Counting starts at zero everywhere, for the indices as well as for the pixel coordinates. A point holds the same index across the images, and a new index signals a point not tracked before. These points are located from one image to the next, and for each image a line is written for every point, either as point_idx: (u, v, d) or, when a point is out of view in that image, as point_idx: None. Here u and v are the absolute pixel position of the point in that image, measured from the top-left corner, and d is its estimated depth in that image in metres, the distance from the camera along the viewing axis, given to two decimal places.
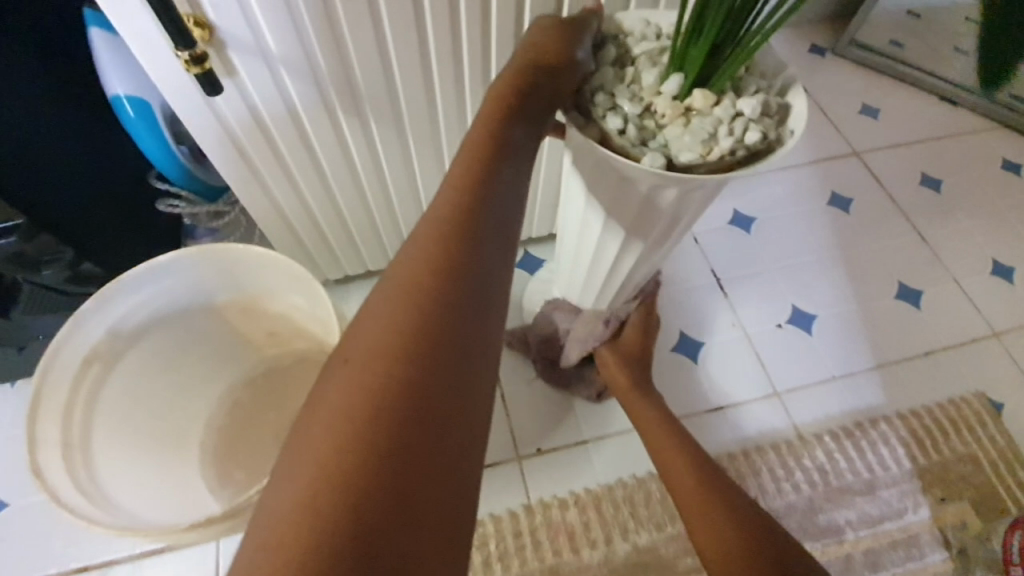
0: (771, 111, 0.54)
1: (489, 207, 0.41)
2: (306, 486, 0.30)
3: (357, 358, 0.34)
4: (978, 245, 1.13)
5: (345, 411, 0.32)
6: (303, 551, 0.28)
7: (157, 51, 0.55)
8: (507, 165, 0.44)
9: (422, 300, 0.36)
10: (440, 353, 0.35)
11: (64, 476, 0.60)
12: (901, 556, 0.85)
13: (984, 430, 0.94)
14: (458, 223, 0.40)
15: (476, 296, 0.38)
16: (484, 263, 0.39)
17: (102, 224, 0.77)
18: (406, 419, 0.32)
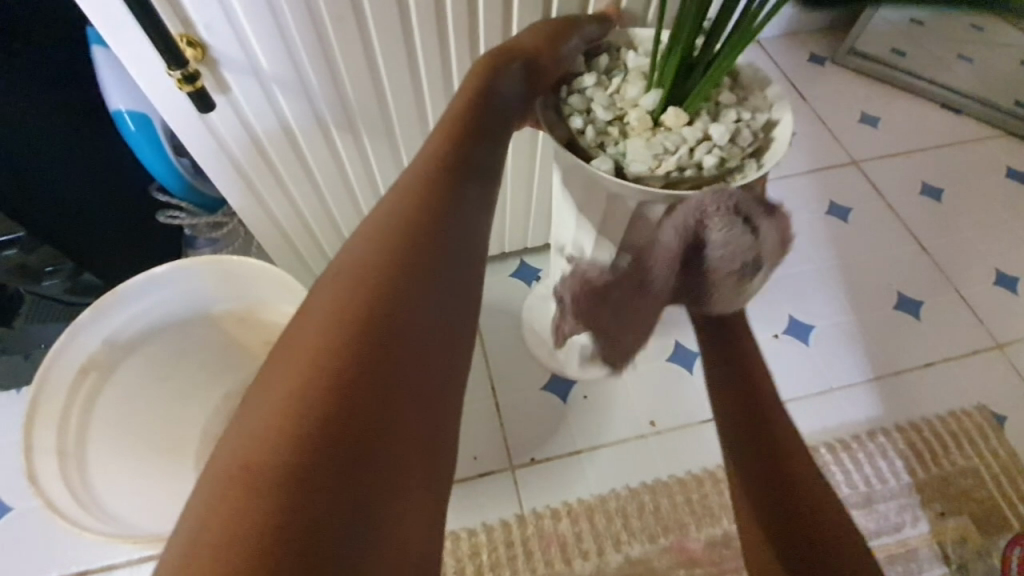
0: (743, 142, 0.54)
1: (454, 200, 0.41)
2: (274, 409, 0.29)
3: (333, 295, 0.35)
4: (981, 255, 1.11)
5: (290, 393, 0.30)
6: (270, 465, 0.27)
7: (151, 69, 0.56)
8: (474, 160, 0.44)
9: (398, 243, 0.37)
10: (397, 340, 0.33)
11: (58, 484, 0.62)
12: (899, 571, 0.84)
13: (986, 443, 0.93)
14: (422, 213, 0.39)
15: (453, 245, 0.39)
16: (462, 219, 0.40)
17: (103, 237, 0.79)
18: (357, 404, 0.30)
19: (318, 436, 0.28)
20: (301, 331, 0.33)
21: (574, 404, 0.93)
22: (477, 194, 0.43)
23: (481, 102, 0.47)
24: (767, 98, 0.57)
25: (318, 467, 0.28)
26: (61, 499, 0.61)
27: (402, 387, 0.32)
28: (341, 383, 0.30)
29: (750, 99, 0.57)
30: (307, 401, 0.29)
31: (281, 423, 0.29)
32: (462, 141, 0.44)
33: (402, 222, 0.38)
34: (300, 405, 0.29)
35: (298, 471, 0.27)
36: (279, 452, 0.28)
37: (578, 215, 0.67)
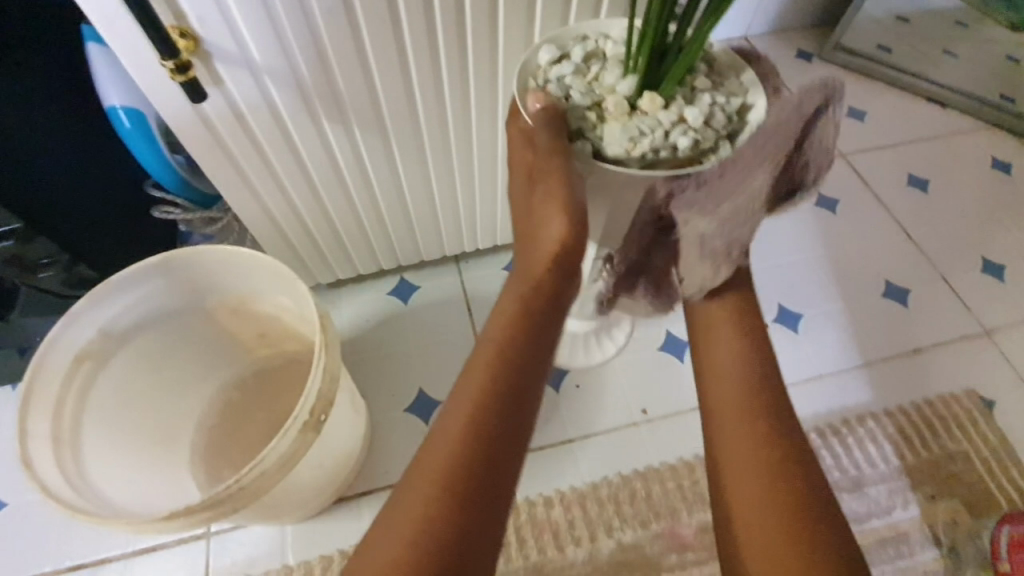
0: (718, 127, 0.55)
1: (527, 371, 0.56)
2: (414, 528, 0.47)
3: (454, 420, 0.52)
4: (967, 244, 1.13)
5: (410, 548, 0.46)
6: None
7: (143, 60, 0.58)
8: (543, 322, 0.59)
9: (496, 384, 0.54)
10: (476, 518, 0.48)
11: (53, 468, 0.62)
12: (890, 555, 0.85)
13: (975, 428, 0.94)
14: (500, 376, 0.54)
15: (532, 378, 0.56)
16: (538, 351, 0.58)
17: (97, 231, 0.80)
18: (466, 531, 0.47)
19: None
20: (420, 491, 0.49)
21: (566, 393, 0.94)
22: (551, 346, 0.59)
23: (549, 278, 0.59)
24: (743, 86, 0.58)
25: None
26: (55, 483, 0.60)
27: (494, 525, 0.49)
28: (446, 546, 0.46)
29: (727, 86, 0.58)
30: (433, 531, 0.47)
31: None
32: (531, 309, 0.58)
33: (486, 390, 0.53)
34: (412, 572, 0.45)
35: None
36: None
37: None
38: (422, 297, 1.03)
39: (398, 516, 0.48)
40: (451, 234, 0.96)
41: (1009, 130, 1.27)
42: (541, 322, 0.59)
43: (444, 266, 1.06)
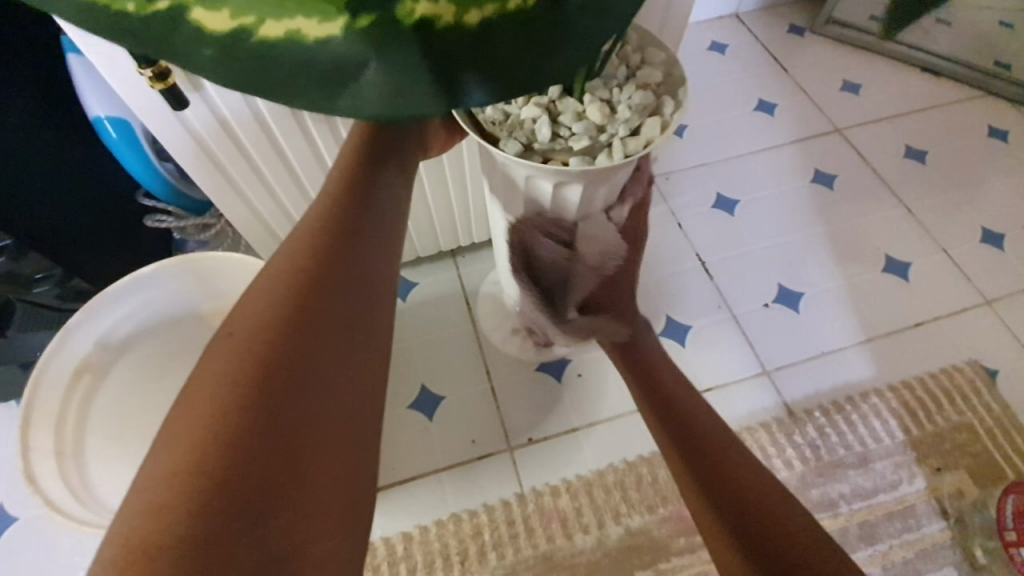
0: (585, 141, 0.55)
1: (350, 271, 0.46)
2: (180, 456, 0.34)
3: (241, 330, 0.40)
4: (967, 214, 1.12)
5: (225, 384, 0.37)
6: (171, 512, 0.32)
7: (123, 70, 0.57)
8: (362, 229, 0.49)
9: (299, 283, 0.43)
10: (273, 437, 0.36)
11: (57, 485, 0.63)
12: (898, 528, 0.85)
13: (978, 399, 0.94)
14: (329, 241, 0.46)
15: (354, 280, 0.46)
16: (364, 253, 0.48)
17: (90, 244, 0.79)
18: (258, 453, 0.35)
19: (241, 420, 0.36)
20: (235, 329, 0.40)
21: (568, 383, 0.94)
22: (376, 253, 0.49)
23: (380, 144, 0.55)
24: (660, 128, 0.55)
25: (240, 472, 0.34)
26: (60, 497, 0.62)
27: (299, 452, 0.37)
28: (267, 384, 0.38)
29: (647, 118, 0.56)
30: (203, 455, 0.34)
31: (213, 426, 0.35)
32: (369, 166, 0.53)
33: (320, 236, 0.47)
34: (222, 410, 0.36)
35: (224, 470, 0.34)
36: (199, 454, 0.34)
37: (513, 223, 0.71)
38: (422, 293, 1.02)
39: (209, 359, 0.39)
40: (445, 231, 0.95)
41: (1005, 98, 1.25)
42: (361, 226, 0.49)
43: (440, 261, 1.05)
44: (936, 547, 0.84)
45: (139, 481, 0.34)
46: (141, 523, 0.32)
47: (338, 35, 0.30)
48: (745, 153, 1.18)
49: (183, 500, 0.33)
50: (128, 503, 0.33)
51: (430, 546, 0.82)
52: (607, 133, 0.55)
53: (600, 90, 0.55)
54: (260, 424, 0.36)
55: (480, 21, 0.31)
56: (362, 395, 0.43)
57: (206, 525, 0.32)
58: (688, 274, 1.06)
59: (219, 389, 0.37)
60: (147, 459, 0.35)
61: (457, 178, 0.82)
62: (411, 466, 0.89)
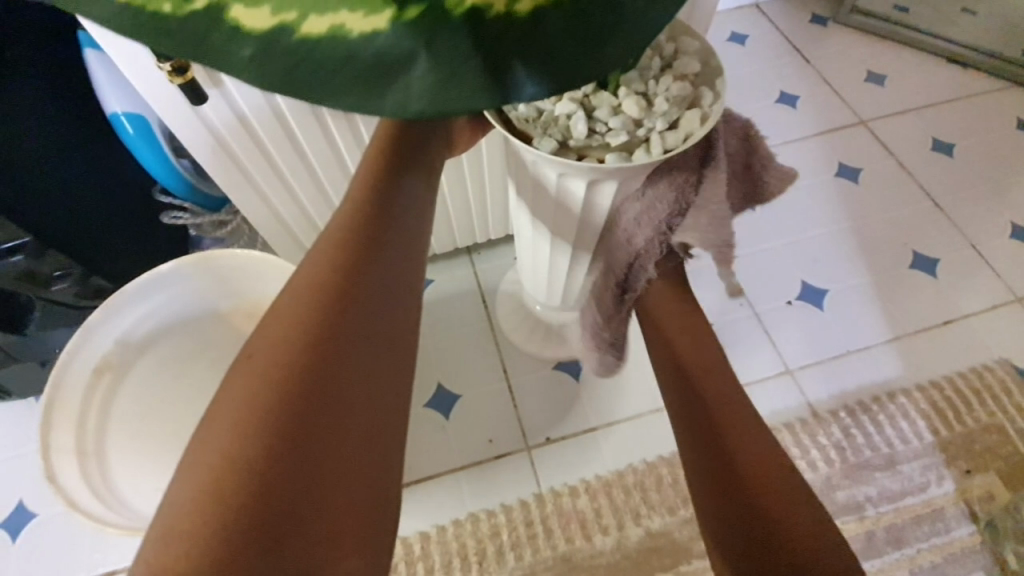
0: (623, 136, 0.53)
1: (373, 283, 0.45)
2: (208, 481, 0.35)
3: (263, 350, 0.40)
4: (997, 208, 1.09)
5: (249, 405, 0.37)
6: (201, 538, 0.33)
7: (142, 65, 0.56)
8: (384, 237, 0.47)
9: (321, 297, 0.43)
10: (298, 460, 0.36)
11: (79, 483, 0.63)
12: (926, 532, 0.83)
13: (1010, 399, 0.91)
14: (351, 252, 0.45)
15: (377, 291, 0.45)
16: (386, 262, 0.47)
17: (108, 241, 0.79)
18: (284, 476, 0.35)
19: (265, 444, 0.36)
20: (260, 350, 0.40)
21: (587, 382, 0.93)
22: (400, 262, 0.48)
23: (401, 150, 0.54)
24: (699, 119, 0.53)
25: (268, 501, 0.34)
26: (81, 495, 0.62)
27: (325, 474, 0.36)
28: (292, 409, 0.37)
29: (685, 110, 0.54)
30: (230, 480, 0.34)
31: (240, 454, 0.35)
32: (391, 172, 0.52)
33: (342, 249, 0.46)
34: (248, 436, 0.36)
35: (252, 499, 0.34)
36: (227, 484, 0.34)
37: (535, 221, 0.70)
38: (437, 291, 1.01)
39: (233, 381, 0.39)
40: (462, 228, 0.94)
41: None
42: (383, 235, 0.48)
43: (456, 258, 1.04)
44: (966, 551, 0.82)
45: (172, 507, 0.35)
46: (170, 553, 0.33)
47: (384, 27, 0.31)
48: (766, 146, 1.16)
49: (214, 531, 0.33)
50: (161, 531, 0.34)
51: (447, 546, 0.81)
52: (645, 127, 0.53)
53: (636, 83, 0.53)
54: (285, 452, 0.36)
55: (530, 12, 0.32)
56: (388, 411, 0.42)
57: (235, 552, 0.32)
58: (708, 271, 1.04)
59: (244, 415, 0.37)
60: (178, 485, 0.36)
61: (476, 173, 0.81)
62: (429, 465, 0.88)
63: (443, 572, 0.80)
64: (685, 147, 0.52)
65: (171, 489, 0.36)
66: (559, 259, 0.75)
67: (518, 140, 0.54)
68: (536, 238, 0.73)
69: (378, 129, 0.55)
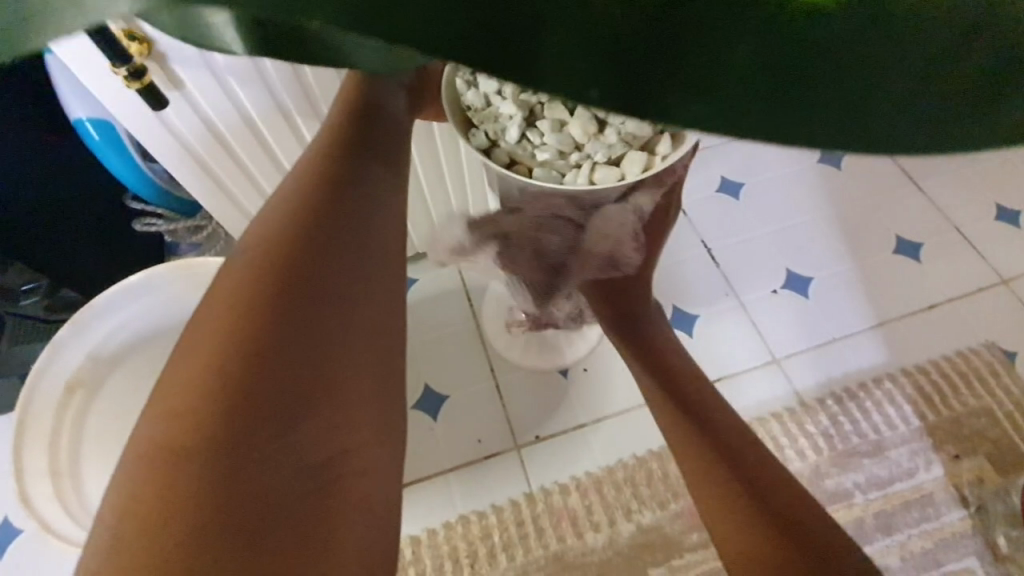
0: (554, 155, 0.52)
1: (356, 194, 0.46)
2: (201, 368, 0.36)
3: (249, 253, 0.41)
4: (980, 190, 1.08)
5: (237, 302, 0.39)
6: (197, 412, 0.35)
7: (99, 70, 0.54)
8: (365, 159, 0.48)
9: (305, 206, 0.43)
10: (288, 353, 0.37)
11: (52, 502, 0.63)
12: (916, 517, 0.83)
13: (997, 381, 0.91)
14: (331, 168, 0.46)
15: (359, 204, 0.45)
16: (368, 178, 0.47)
17: (79, 252, 0.77)
18: (276, 365, 0.37)
19: (253, 336, 0.37)
20: (220, 304, 0.39)
21: (574, 378, 0.92)
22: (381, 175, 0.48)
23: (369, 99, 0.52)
24: (639, 164, 0.52)
25: (237, 431, 0.35)
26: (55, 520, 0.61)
27: (319, 362, 0.38)
28: (260, 343, 0.37)
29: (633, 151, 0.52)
30: (222, 367, 0.36)
31: (204, 409, 0.35)
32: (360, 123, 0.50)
33: (307, 199, 0.44)
34: (213, 390, 0.35)
35: (219, 454, 0.34)
36: (217, 376, 0.36)
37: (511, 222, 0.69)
38: (422, 290, 1.00)
39: (197, 334, 0.38)
40: None
41: None
42: (365, 155, 0.49)
43: None
44: (957, 536, 0.82)
45: (168, 388, 0.37)
46: (167, 425, 0.35)
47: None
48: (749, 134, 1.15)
49: (209, 409, 0.35)
50: (160, 407, 0.36)
51: (438, 549, 0.81)
52: (584, 153, 0.53)
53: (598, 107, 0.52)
54: (253, 410, 0.35)
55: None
56: (381, 317, 0.44)
57: (231, 426, 0.35)
58: (693, 262, 1.03)
59: (232, 317, 0.38)
60: (171, 373, 0.37)
61: (454, 171, 0.80)
62: (417, 467, 0.87)
63: None
64: (607, 186, 0.51)
65: (165, 375, 0.37)
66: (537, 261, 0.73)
67: (454, 124, 0.54)
68: (512, 237, 0.72)
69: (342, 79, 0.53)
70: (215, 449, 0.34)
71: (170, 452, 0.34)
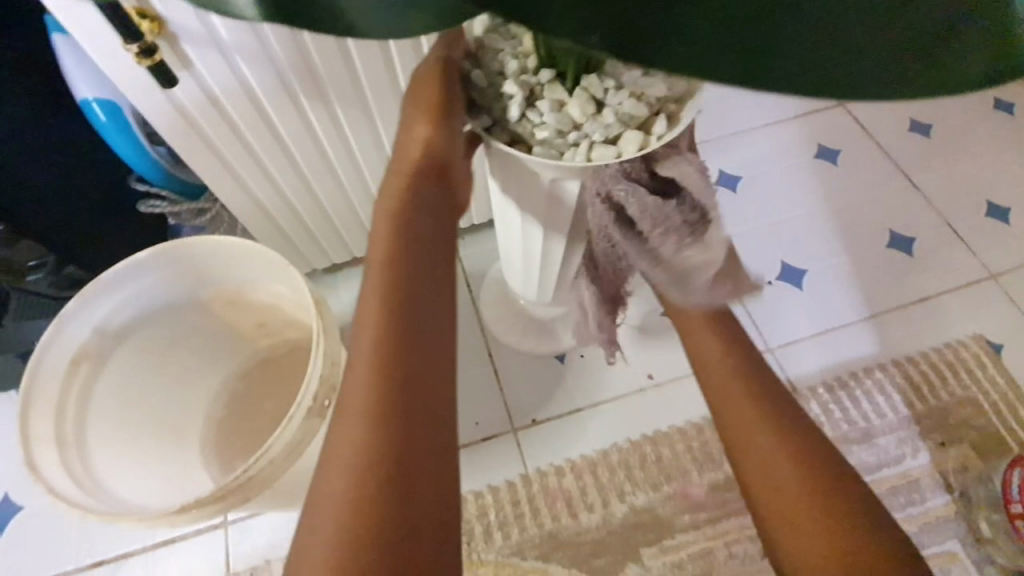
0: (553, 134, 0.53)
1: (435, 246, 0.49)
2: (358, 436, 0.39)
3: (368, 321, 0.44)
4: (971, 187, 1.10)
5: (370, 369, 0.41)
6: (367, 479, 0.38)
7: (109, 47, 0.55)
8: (431, 207, 0.51)
9: (402, 265, 0.46)
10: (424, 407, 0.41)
11: (59, 471, 0.62)
12: (902, 502, 0.86)
13: (983, 372, 0.94)
14: (410, 223, 0.49)
15: (437, 256, 0.49)
16: (437, 228, 0.50)
17: (84, 230, 0.78)
18: (419, 421, 0.40)
19: (393, 399, 0.40)
20: (341, 423, 0.40)
21: (570, 364, 0.93)
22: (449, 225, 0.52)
23: (421, 159, 0.53)
24: (637, 143, 0.52)
25: (406, 488, 0.38)
26: (61, 484, 0.61)
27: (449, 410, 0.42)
28: (404, 402, 0.40)
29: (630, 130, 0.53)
30: (375, 431, 0.39)
31: (360, 519, 0.37)
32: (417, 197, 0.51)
33: (397, 255, 0.47)
34: (372, 455, 0.38)
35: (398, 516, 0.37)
36: (376, 441, 0.39)
37: (509, 207, 0.69)
38: None
39: (341, 412, 0.41)
40: None
41: None
42: (432, 204, 0.51)
43: None
44: (940, 519, 0.85)
45: (332, 462, 0.39)
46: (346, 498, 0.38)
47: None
48: (747, 129, 1.16)
49: (377, 473, 0.38)
50: (331, 485, 0.39)
51: None
52: (582, 132, 0.53)
53: (596, 86, 0.52)
54: (413, 464, 0.38)
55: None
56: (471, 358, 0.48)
57: (399, 487, 0.38)
58: None
59: (373, 384, 0.41)
60: (330, 451, 0.40)
61: None
62: None
63: None
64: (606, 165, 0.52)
65: (326, 453, 0.40)
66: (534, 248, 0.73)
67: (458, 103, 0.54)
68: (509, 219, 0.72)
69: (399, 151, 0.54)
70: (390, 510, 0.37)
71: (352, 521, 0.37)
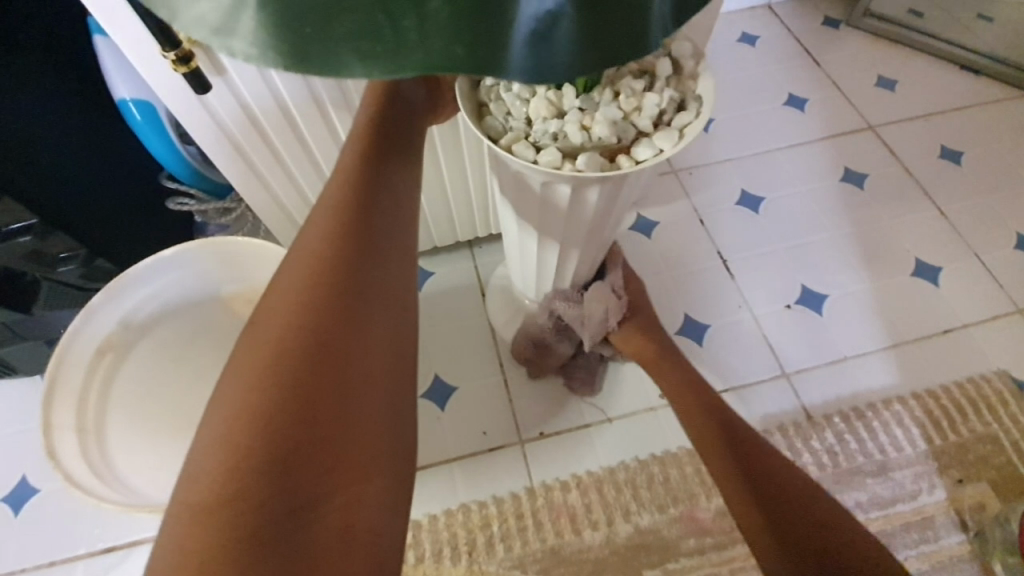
0: (500, 113, 0.53)
1: (386, 204, 0.49)
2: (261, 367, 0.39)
3: (300, 263, 0.44)
4: (1003, 218, 1.07)
5: (291, 307, 0.42)
6: (257, 409, 0.37)
7: (149, 54, 0.57)
8: (386, 165, 0.51)
9: (343, 216, 0.46)
10: (336, 354, 0.40)
11: (77, 459, 0.65)
12: (915, 539, 0.83)
13: (1006, 410, 0.91)
14: (364, 176, 0.49)
15: (386, 213, 0.48)
16: (392, 187, 0.50)
17: (116, 226, 0.81)
18: (326, 366, 0.40)
19: (309, 337, 0.40)
20: (247, 348, 0.41)
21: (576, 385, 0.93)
22: (403, 186, 0.51)
23: (390, 119, 0.54)
24: (550, 162, 0.51)
25: (293, 424, 0.37)
26: (80, 473, 0.64)
27: (361, 361, 0.41)
28: (314, 345, 0.40)
29: (558, 149, 0.52)
30: (278, 365, 0.39)
31: (239, 443, 0.36)
32: (392, 114, 0.54)
33: (341, 205, 0.47)
34: (269, 386, 0.38)
35: (277, 449, 0.36)
36: (277, 374, 0.38)
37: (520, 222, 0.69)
38: (437, 283, 1.02)
39: (252, 340, 0.41)
40: (463, 221, 0.94)
41: None
42: (390, 164, 0.51)
43: (457, 251, 1.04)
44: (954, 559, 0.82)
45: (230, 387, 0.39)
46: (230, 422, 0.37)
47: None
48: (772, 149, 1.15)
49: (270, 402, 0.37)
50: (222, 408, 0.38)
51: (438, 535, 0.83)
52: (526, 127, 0.53)
53: (566, 98, 0.51)
54: (310, 404, 0.38)
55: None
56: (403, 319, 0.46)
57: (289, 422, 0.37)
58: (708, 273, 1.04)
59: (289, 322, 0.41)
60: (231, 375, 0.40)
61: (477, 167, 0.82)
62: (423, 455, 0.89)
63: (433, 561, 0.81)
64: (511, 159, 0.51)
65: (226, 378, 0.40)
66: (547, 256, 0.74)
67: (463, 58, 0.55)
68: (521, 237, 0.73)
69: (382, 73, 0.56)
70: (271, 441, 0.36)
71: (231, 445, 0.36)
